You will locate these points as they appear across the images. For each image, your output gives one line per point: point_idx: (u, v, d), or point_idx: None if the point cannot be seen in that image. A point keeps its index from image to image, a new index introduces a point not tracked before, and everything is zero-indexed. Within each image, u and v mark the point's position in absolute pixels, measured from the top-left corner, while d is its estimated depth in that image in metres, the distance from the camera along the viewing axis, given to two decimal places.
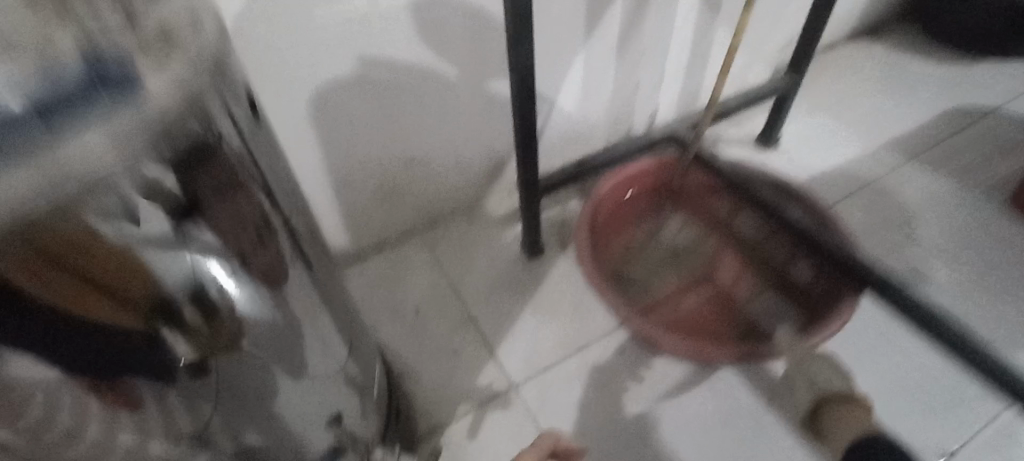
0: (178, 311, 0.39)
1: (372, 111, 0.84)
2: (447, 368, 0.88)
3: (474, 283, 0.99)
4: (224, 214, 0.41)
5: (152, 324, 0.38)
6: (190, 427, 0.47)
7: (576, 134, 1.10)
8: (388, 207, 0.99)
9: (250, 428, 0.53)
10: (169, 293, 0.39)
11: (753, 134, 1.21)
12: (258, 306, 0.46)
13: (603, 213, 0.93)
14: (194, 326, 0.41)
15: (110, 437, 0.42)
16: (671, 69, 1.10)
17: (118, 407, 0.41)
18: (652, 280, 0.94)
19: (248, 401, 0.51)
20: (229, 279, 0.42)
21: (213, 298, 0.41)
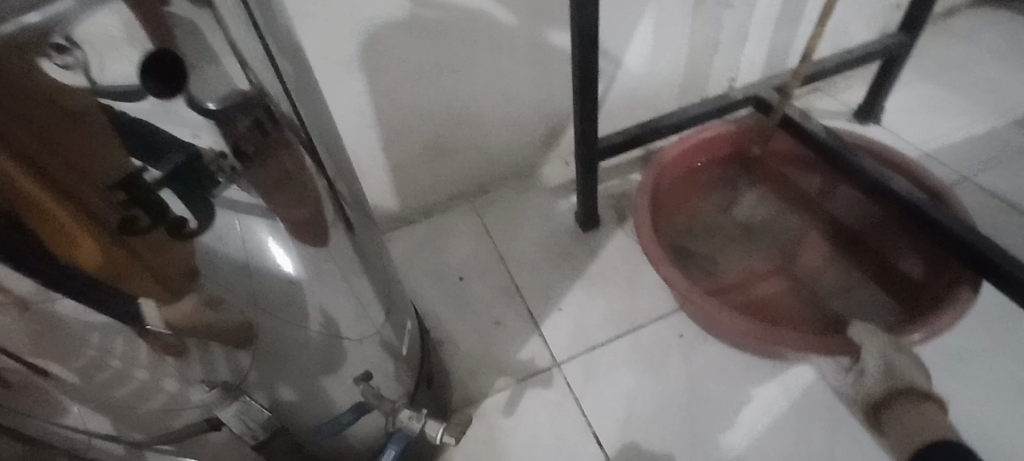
0: (155, 199, 0.32)
1: (422, 60, 0.80)
2: (487, 338, 0.83)
3: (523, 252, 0.93)
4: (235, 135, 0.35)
5: (124, 214, 0.31)
6: (228, 378, 0.44)
7: (642, 100, 1.01)
8: (439, 168, 0.95)
9: (281, 384, 0.48)
10: (144, 177, 0.31)
11: (849, 106, 1.06)
12: (285, 239, 0.41)
13: (670, 177, 0.85)
14: (179, 221, 0.33)
15: (155, 383, 0.41)
16: (753, 27, 0.98)
17: (162, 356, 0.39)
18: (718, 256, 0.85)
19: (280, 352, 0.46)
20: (225, 171, 0.34)
21: (202, 190, 0.34)
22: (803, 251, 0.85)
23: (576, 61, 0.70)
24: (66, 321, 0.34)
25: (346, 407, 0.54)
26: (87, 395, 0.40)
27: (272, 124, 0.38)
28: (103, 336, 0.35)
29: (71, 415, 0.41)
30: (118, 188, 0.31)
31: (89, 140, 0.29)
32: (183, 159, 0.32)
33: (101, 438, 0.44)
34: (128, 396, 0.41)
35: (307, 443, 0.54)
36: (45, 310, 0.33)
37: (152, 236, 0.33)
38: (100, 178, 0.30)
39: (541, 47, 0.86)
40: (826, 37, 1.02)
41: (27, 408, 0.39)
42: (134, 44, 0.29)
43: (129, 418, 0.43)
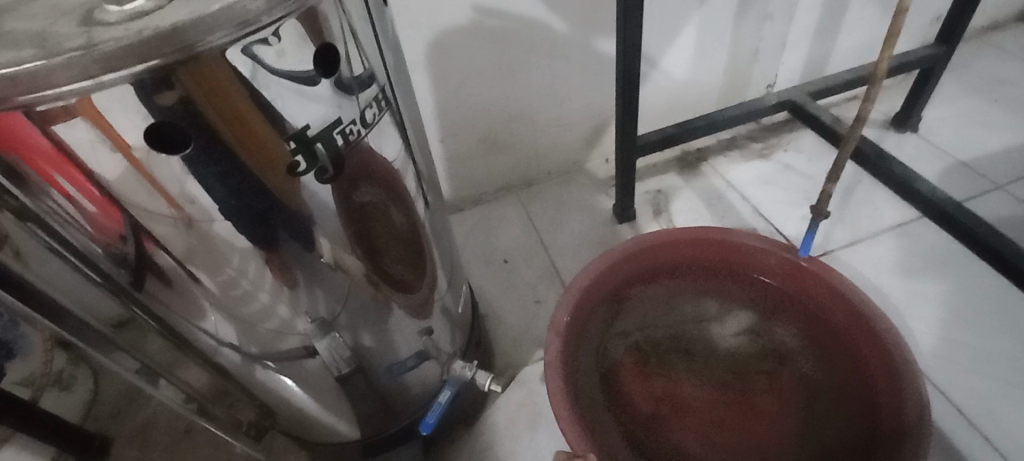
0: (312, 150, 0.41)
1: (482, 63, 0.89)
2: (527, 314, 0.91)
3: (564, 240, 1.01)
4: (361, 108, 0.43)
5: (290, 163, 0.40)
6: (325, 315, 0.53)
7: (682, 104, 1.07)
8: (491, 161, 1.04)
9: (362, 330, 0.57)
10: (306, 134, 0.40)
11: (887, 115, 1.09)
12: (385, 205, 0.51)
13: (653, 259, 0.72)
14: (323, 169, 0.42)
15: (272, 307, 0.50)
16: (793, 38, 1.03)
17: (281, 285, 0.48)
18: (653, 364, 0.71)
19: (367, 306, 0.56)
20: (355, 134, 0.43)
21: (338, 147, 0.42)
22: (753, 398, 0.68)
23: (621, 64, 0.78)
24: (220, 241, 0.43)
25: (410, 355, 0.63)
26: (224, 307, 0.49)
27: (382, 99, 0.45)
28: (242, 259, 0.45)
29: (208, 321, 0.51)
30: (290, 139, 0.39)
31: (253, 110, 0.37)
32: (332, 122, 0.41)
33: (227, 347, 0.55)
34: (251, 314, 0.51)
35: (379, 382, 0.63)
36: (204, 228, 0.41)
37: (299, 181, 0.42)
38: (261, 141, 0.38)
39: (590, 52, 0.94)
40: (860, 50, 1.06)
41: (178, 308, 0.50)
42: (298, 39, 0.37)
43: (249, 334, 0.53)
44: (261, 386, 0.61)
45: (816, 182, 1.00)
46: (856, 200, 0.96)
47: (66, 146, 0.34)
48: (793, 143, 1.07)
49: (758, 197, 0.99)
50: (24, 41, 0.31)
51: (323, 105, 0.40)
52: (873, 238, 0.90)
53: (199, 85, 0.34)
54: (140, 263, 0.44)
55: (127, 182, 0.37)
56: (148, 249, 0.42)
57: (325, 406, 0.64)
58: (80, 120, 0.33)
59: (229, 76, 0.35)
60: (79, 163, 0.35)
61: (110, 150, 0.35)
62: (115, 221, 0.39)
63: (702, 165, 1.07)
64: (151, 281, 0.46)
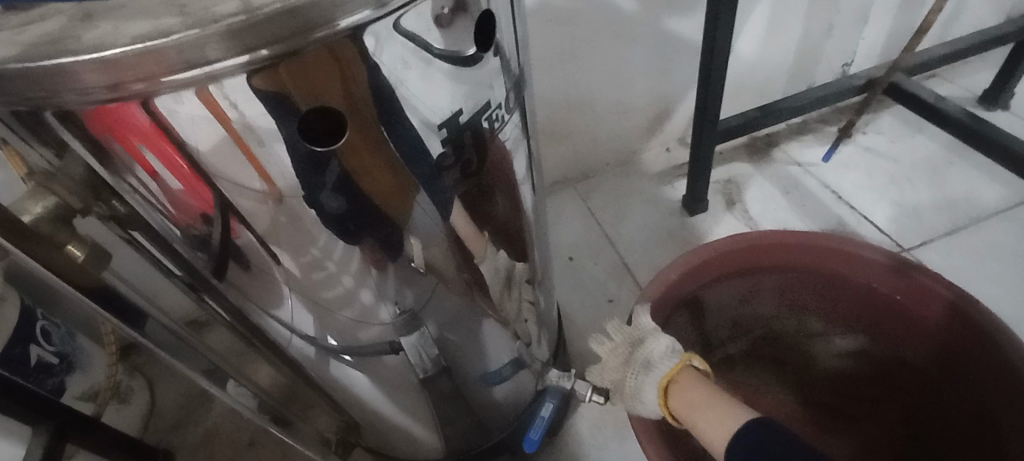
0: (462, 140, 0.38)
1: (546, 48, 0.84)
2: (600, 314, 0.86)
3: (631, 234, 0.95)
4: (508, 95, 0.40)
5: (437, 156, 0.37)
6: (413, 306, 0.48)
7: (751, 87, 1.01)
8: (551, 151, 0.99)
9: (449, 327, 0.53)
10: (457, 119, 0.37)
11: (974, 92, 1.01)
12: (498, 195, 0.45)
13: (748, 263, 0.63)
14: (468, 162, 0.40)
15: (355, 292, 0.45)
16: (875, 12, 0.96)
17: (369, 267, 0.42)
18: (738, 370, 0.71)
19: (464, 315, 0.52)
20: (499, 121, 0.41)
21: (484, 134, 0.40)
22: (829, 399, 0.71)
23: (707, 43, 0.72)
24: (310, 221, 0.37)
25: (505, 363, 0.59)
26: (304, 291, 0.44)
27: (519, 82, 0.42)
28: (329, 237, 0.39)
29: (283, 308, 0.46)
30: (442, 128, 0.36)
31: (370, 112, 0.33)
32: (481, 109, 0.38)
33: (302, 338, 0.50)
34: (334, 298, 0.45)
35: (468, 388, 0.59)
36: (295, 207, 0.36)
37: (405, 182, 0.37)
38: (371, 150, 0.34)
39: (658, 32, 0.89)
40: (944, 23, 0.99)
41: (254, 294, 0.44)
42: (454, 9, 0.32)
43: (329, 322, 0.48)
44: (341, 388, 0.58)
45: (903, 165, 0.93)
46: (951, 186, 0.89)
47: (163, 119, 0.29)
48: (871, 124, 1.00)
49: (842, 184, 0.93)
50: (157, 8, 0.26)
51: (476, 91, 0.37)
52: (976, 224, 0.83)
53: (319, 74, 0.29)
54: (225, 247, 0.38)
55: (223, 155, 0.31)
56: (233, 231, 0.37)
57: (410, 415, 0.60)
58: (184, 91, 0.27)
59: (359, 68, 0.30)
60: (174, 137, 0.30)
61: (214, 124, 0.30)
62: (202, 201, 0.34)
63: (774, 151, 1.01)
64: (231, 268, 0.41)
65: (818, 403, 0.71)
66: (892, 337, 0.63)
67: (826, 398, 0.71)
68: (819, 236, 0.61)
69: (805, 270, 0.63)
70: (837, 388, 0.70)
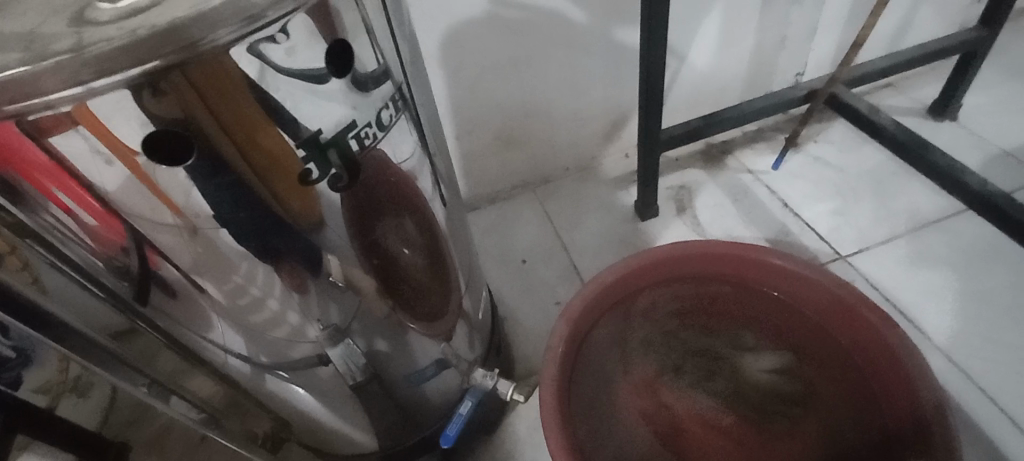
0: (325, 155, 0.38)
1: (497, 58, 0.86)
2: (547, 317, 0.88)
3: (583, 239, 0.98)
4: (378, 109, 0.40)
5: (301, 171, 0.38)
6: (338, 322, 0.51)
7: (705, 95, 1.03)
8: (505, 156, 1.01)
9: (377, 336, 0.55)
10: (317, 139, 0.37)
11: (922, 103, 1.03)
12: (401, 211, 0.48)
13: (691, 271, 0.67)
14: (338, 177, 0.40)
15: (282, 315, 0.47)
16: (823, 24, 0.98)
17: (291, 290, 0.45)
18: (664, 384, 0.67)
19: (387, 325, 0.54)
20: (370, 138, 0.41)
21: (353, 153, 0.40)
22: (759, 434, 0.64)
23: (644, 57, 0.74)
24: (226, 246, 0.40)
25: (430, 362, 0.61)
26: (232, 317, 0.47)
27: (399, 99, 0.43)
28: (249, 266, 0.42)
29: (215, 331, 0.49)
30: (301, 145, 0.37)
31: (256, 109, 0.34)
32: (345, 127, 0.38)
33: (236, 357, 0.52)
34: (261, 322, 0.48)
35: (398, 390, 0.61)
36: (210, 236, 0.38)
37: (314, 190, 0.39)
38: (267, 144, 0.36)
39: (609, 43, 0.91)
40: (892, 35, 1.01)
41: (184, 318, 0.47)
42: (310, 38, 0.35)
43: (260, 342, 0.50)
44: (281, 401, 0.59)
45: (848, 175, 0.95)
46: (893, 196, 0.91)
47: (64, 159, 0.32)
48: (822, 134, 1.02)
49: (788, 191, 0.95)
50: (13, 42, 0.28)
51: (338, 110, 0.38)
52: (914, 233, 0.86)
53: (209, 89, 0.32)
54: (146, 276, 0.41)
55: (132, 193, 0.34)
56: (153, 263, 0.40)
57: (343, 417, 0.62)
58: (77, 129, 0.31)
59: (228, 83, 0.32)
60: (79, 177, 0.33)
61: (119, 165, 0.33)
62: (116, 234, 0.37)
63: (727, 159, 1.02)
64: (157, 294, 0.43)
65: (748, 436, 0.64)
66: (820, 363, 0.64)
67: (756, 434, 0.64)
68: (729, 245, 0.65)
69: (745, 283, 0.67)
70: (769, 422, 0.64)
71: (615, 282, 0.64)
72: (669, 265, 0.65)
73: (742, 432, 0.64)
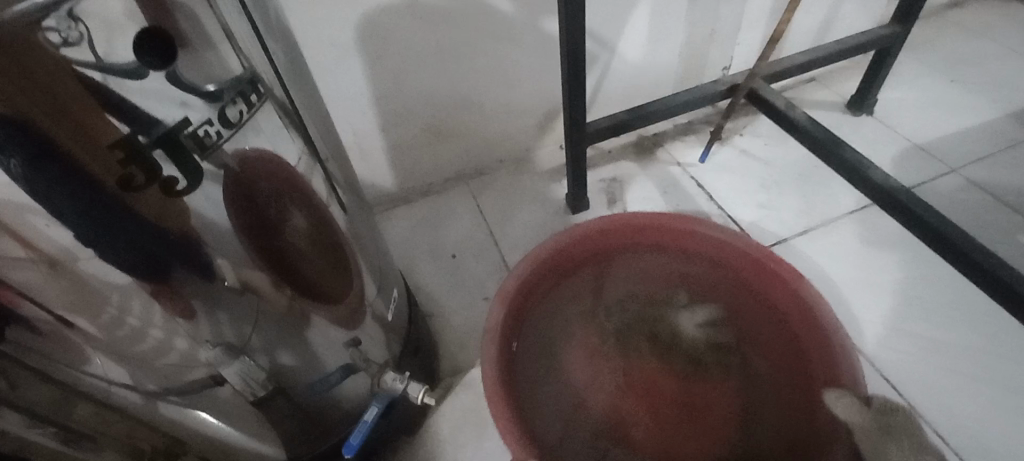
0: (150, 158, 0.34)
1: (420, 47, 0.83)
2: (476, 313, 0.87)
3: (515, 233, 0.97)
4: (221, 109, 0.38)
5: (121, 175, 0.34)
6: (233, 341, 0.48)
7: (637, 88, 1.02)
8: (434, 149, 0.98)
9: (279, 348, 0.52)
10: (137, 139, 0.33)
11: (842, 97, 1.07)
12: (292, 206, 0.46)
13: (617, 242, 0.64)
14: (171, 180, 0.36)
15: (168, 342, 0.45)
16: (747, 18, 1.00)
17: (175, 316, 0.43)
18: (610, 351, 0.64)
19: (284, 335, 0.52)
20: (213, 137, 0.38)
21: (190, 152, 0.37)
22: (706, 393, 0.63)
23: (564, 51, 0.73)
24: (92, 278, 0.38)
25: (336, 367, 0.59)
26: (111, 347, 0.44)
27: (251, 92, 0.40)
28: (122, 295, 0.40)
29: (94, 362, 0.45)
30: (117, 147, 0.33)
31: (72, 97, 0.31)
32: (172, 127, 0.35)
33: (116, 379, 0.48)
34: (146, 351, 0.45)
35: (305, 400, 0.59)
36: (76, 267, 0.37)
37: (148, 196, 0.35)
38: (84, 136, 0.32)
39: (537, 34, 0.89)
40: (814, 30, 1.03)
41: (55, 352, 0.44)
42: (133, 26, 0.32)
43: (147, 369, 0.47)
44: (175, 418, 0.55)
45: (771, 167, 0.97)
46: (811, 188, 0.94)
47: None
48: (749, 127, 1.04)
49: (714, 184, 0.96)
50: None
51: (164, 107, 0.34)
52: (829, 224, 0.89)
53: (5, 74, 0.28)
54: (2, 314, 0.39)
55: None
56: (10, 301, 0.38)
57: (247, 431, 0.58)
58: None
59: (17, 70, 0.29)
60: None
61: None
62: None
63: (658, 151, 1.03)
64: (20, 330, 0.41)
65: (693, 395, 0.63)
66: (750, 315, 0.62)
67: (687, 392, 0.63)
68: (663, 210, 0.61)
69: (673, 249, 0.64)
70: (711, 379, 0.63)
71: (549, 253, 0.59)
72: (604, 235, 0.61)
73: (689, 392, 0.63)
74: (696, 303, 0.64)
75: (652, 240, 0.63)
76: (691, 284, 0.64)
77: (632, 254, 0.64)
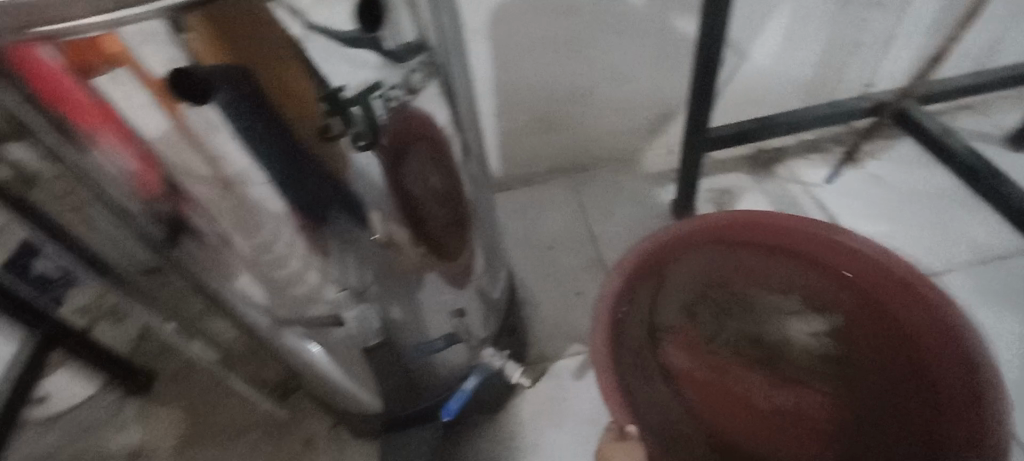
0: (346, 113, 0.37)
1: (549, 35, 0.84)
2: (567, 306, 0.86)
3: (614, 232, 0.95)
4: (403, 74, 0.40)
5: (323, 124, 0.37)
6: (356, 285, 0.50)
7: (763, 98, 0.97)
8: (544, 138, 0.98)
9: (393, 305, 0.55)
10: (340, 95, 0.36)
11: (1002, 130, 0.95)
12: (435, 165, 0.48)
13: (732, 240, 0.61)
14: (358, 136, 0.39)
15: (303, 273, 0.48)
16: (901, 33, 0.91)
17: (315, 250, 0.45)
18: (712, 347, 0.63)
19: (400, 294, 0.55)
20: (394, 100, 0.40)
21: (378, 113, 0.39)
22: (813, 404, 0.60)
23: (701, 52, 0.70)
24: (257, 204, 0.40)
25: (440, 335, 0.61)
26: (254, 269, 0.47)
27: (428, 62, 0.42)
28: (276, 223, 0.42)
29: (239, 281, 0.49)
30: (324, 100, 0.36)
31: (289, 53, 0.34)
32: (366, 88, 0.38)
33: (256, 307, 0.53)
34: (283, 277, 0.48)
35: (408, 360, 0.61)
36: (241, 193, 0.39)
37: (338, 147, 0.38)
38: (295, 88, 0.35)
39: (667, 32, 0.87)
40: (979, 53, 0.93)
41: (210, 266, 0.47)
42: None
43: (280, 296, 0.50)
44: (294, 354, 0.60)
45: (906, 197, 0.89)
46: (954, 226, 0.85)
47: (108, 101, 0.32)
48: (884, 152, 0.96)
49: (838, 207, 0.89)
50: None
51: (362, 69, 0.37)
52: (971, 268, 0.80)
53: (239, 28, 0.32)
54: (178, 223, 0.41)
55: (171, 143, 0.34)
56: (185, 210, 0.40)
57: (352, 378, 0.62)
58: (121, 70, 0.30)
59: (251, 26, 0.32)
60: (124, 120, 0.33)
61: (155, 106, 0.32)
62: (151, 177, 0.37)
63: (777, 167, 0.97)
64: (188, 240, 0.44)
65: (798, 404, 0.60)
66: (877, 335, 0.57)
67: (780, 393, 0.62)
68: (797, 215, 0.58)
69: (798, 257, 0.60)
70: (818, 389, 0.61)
71: (666, 239, 0.58)
72: (726, 230, 0.59)
73: (793, 401, 0.61)
74: (804, 314, 0.63)
75: (773, 242, 0.60)
76: (804, 295, 0.62)
77: (748, 257, 0.62)
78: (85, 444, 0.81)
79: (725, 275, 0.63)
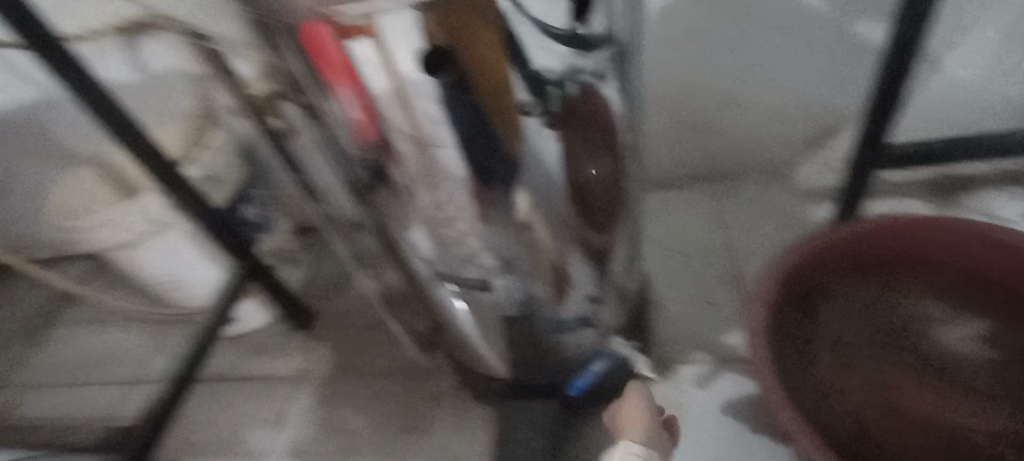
0: (545, 91, 0.44)
1: (712, 37, 0.82)
2: (695, 312, 0.85)
3: (755, 246, 0.91)
4: (594, 61, 0.46)
5: (525, 102, 0.43)
6: (508, 255, 0.55)
7: (955, 119, 0.86)
8: (690, 143, 0.96)
9: (534, 280, 0.59)
10: (542, 76, 0.43)
11: None
12: (601, 153, 0.52)
13: (874, 251, 0.60)
14: (552, 112, 0.45)
15: (465, 235, 0.54)
16: None
17: (480, 217, 0.51)
18: (871, 364, 0.61)
19: (545, 270, 0.59)
20: (584, 82, 0.46)
21: (570, 92, 0.45)
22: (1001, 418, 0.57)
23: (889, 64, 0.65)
24: (440, 166, 0.46)
25: (573, 315, 0.64)
26: (426, 225, 0.54)
27: (614, 51, 0.48)
28: (453, 185, 0.48)
29: (413, 234, 0.56)
30: (530, 80, 0.43)
31: (499, 46, 0.40)
32: (563, 70, 0.44)
33: (421, 262, 0.60)
34: (448, 236, 0.54)
35: (540, 334, 0.65)
36: (431, 151, 0.45)
37: (522, 127, 0.44)
38: (500, 77, 0.41)
39: (845, 38, 0.81)
40: None
41: (393, 216, 0.55)
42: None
43: (443, 252, 0.57)
44: (442, 311, 0.67)
45: None
46: None
47: (354, 61, 0.40)
48: None
49: None
50: None
51: (561, 53, 0.44)
52: None
53: (464, 26, 0.38)
54: (378, 173, 0.50)
55: (387, 99, 0.43)
56: (387, 162, 0.48)
57: (487, 343, 0.68)
58: (366, 37, 0.38)
59: (476, 23, 0.38)
60: (359, 76, 0.41)
61: (380, 68, 0.41)
62: (369, 128, 0.45)
63: (964, 195, 0.85)
64: (382, 190, 0.52)
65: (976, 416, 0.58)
66: None
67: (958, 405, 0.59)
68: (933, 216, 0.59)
69: (947, 260, 0.59)
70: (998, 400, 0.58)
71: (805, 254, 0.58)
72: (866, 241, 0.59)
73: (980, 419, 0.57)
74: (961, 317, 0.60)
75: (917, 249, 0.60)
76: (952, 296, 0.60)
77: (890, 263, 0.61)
78: (260, 363, 0.97)
79: (868, 286, 0.62)
